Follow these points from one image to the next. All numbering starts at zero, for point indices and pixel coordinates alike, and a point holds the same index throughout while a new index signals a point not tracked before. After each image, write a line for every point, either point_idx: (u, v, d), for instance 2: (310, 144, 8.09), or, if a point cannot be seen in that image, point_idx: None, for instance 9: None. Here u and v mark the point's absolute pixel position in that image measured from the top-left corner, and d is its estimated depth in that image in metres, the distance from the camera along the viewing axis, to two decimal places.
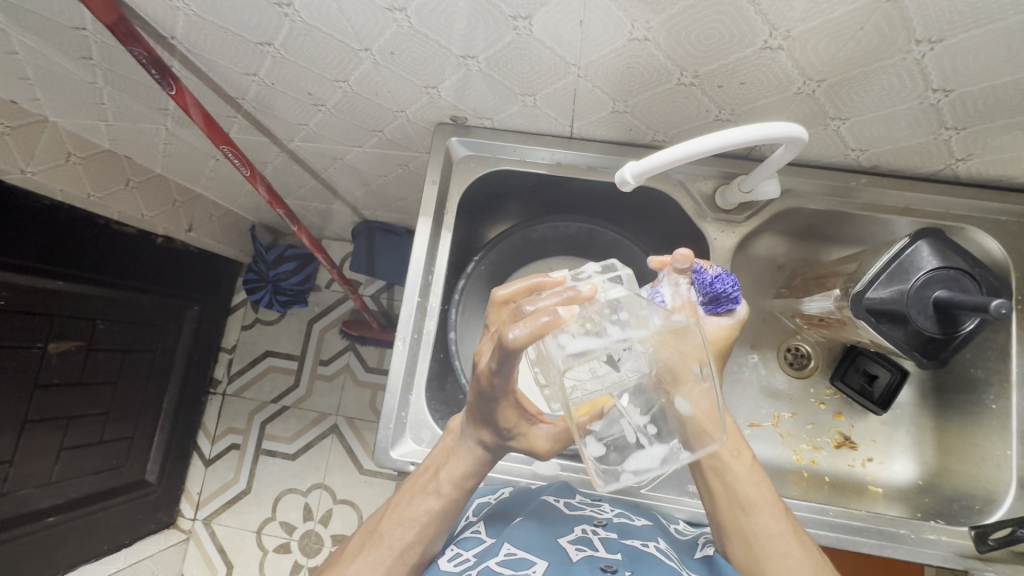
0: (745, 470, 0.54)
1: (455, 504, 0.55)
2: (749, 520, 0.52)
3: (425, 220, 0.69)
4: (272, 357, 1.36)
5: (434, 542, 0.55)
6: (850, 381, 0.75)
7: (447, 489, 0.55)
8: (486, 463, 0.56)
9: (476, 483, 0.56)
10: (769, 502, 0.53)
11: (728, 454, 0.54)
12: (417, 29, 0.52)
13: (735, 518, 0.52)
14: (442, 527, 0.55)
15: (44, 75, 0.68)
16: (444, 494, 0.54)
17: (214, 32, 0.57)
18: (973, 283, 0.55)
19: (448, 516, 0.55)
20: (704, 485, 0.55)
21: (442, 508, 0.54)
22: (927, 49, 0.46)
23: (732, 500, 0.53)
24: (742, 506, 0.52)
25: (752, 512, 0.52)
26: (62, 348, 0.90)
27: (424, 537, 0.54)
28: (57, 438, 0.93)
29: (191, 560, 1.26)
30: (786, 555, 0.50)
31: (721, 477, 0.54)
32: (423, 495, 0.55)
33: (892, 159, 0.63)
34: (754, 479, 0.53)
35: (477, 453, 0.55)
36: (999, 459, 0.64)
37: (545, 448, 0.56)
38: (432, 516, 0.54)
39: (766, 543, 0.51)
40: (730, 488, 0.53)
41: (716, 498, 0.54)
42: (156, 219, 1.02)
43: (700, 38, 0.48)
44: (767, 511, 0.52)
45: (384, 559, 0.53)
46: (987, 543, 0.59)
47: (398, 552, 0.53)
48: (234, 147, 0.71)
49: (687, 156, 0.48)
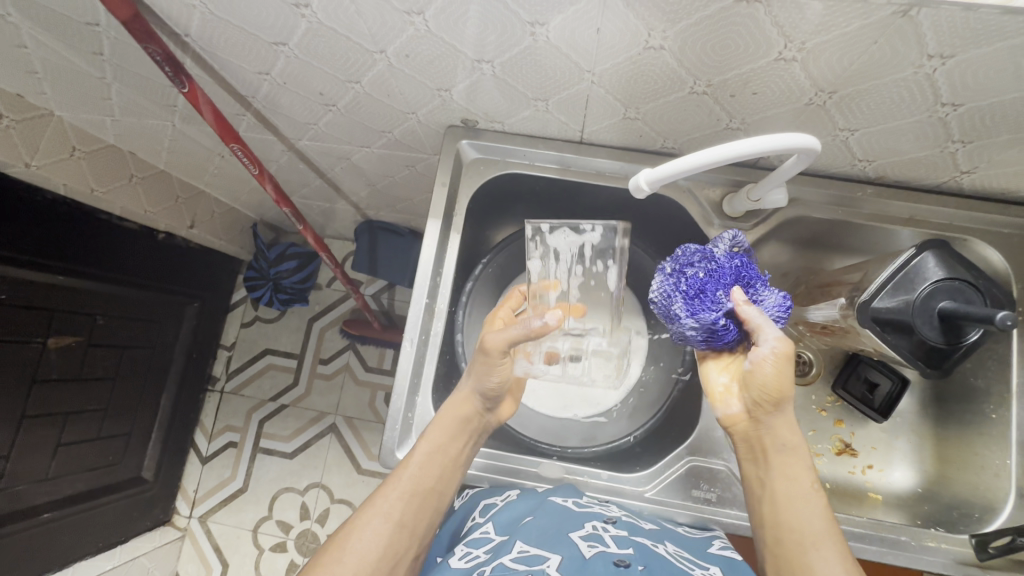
0: (820, 507, 0.51)
1: (435, 463, 0.60)
2: (821, 555, 0.49)
3: (433, 222, 0.70)
4: (271, 355, 1.35)
5: (417, 506, 0.59)
6: (851, 389, 0.76)
7: (427, 448, 0.60)
8: (464, 418, 0.62)
9: (455, 444, 0.62)
10: (839, 542, 0.50)
11: (808, 486, 0.52)
12: (432, 32, 0.52)
13: (802, 552, 0.50)
14: (424, 489, 0.59)
15: (52, 69, 0.68)
16: (424, 452, 0.60)
17: (227, 31, 0.57)
18: (977, 296, 0.56)
19: (428, 476, 0.60)
20: (776, 513, 0.52)
21: (422, 465, 0.60)
22: (938, 64, 0.46)
23: (806, 533, 0.50)
24: (813, 541, 0.50)
25: (820, 548, 0.49)
26: (61, 343, 0.90)
27: (408, 496, 0.58)
28: (54, 434, 0.92)
29: (187, 557, 1.26)
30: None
31: (801, 508, 0.51)
32: (407, 457, 0.60)
33: (898, 170, 0.63)
34: (826, 517, 0.51)
35: (455, 407, 0.62)
36: (998, 468, 0.65)
37: (496, 344, 0.59)
38: (416, 476, 0.59)
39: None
40: (805, 520, 0.51)
41: (785, 526, 0.51)
42: (157, 215, 1.01)
43: (715, 48, 0.48)
44: (836, 550, 0.49)
45: (370, 521, 0.56)
46: (987, 551, 0.60)
47: (384, 512, 0.57)
48: (243, 145, 0.71)
49: (700, 165, 0.49)
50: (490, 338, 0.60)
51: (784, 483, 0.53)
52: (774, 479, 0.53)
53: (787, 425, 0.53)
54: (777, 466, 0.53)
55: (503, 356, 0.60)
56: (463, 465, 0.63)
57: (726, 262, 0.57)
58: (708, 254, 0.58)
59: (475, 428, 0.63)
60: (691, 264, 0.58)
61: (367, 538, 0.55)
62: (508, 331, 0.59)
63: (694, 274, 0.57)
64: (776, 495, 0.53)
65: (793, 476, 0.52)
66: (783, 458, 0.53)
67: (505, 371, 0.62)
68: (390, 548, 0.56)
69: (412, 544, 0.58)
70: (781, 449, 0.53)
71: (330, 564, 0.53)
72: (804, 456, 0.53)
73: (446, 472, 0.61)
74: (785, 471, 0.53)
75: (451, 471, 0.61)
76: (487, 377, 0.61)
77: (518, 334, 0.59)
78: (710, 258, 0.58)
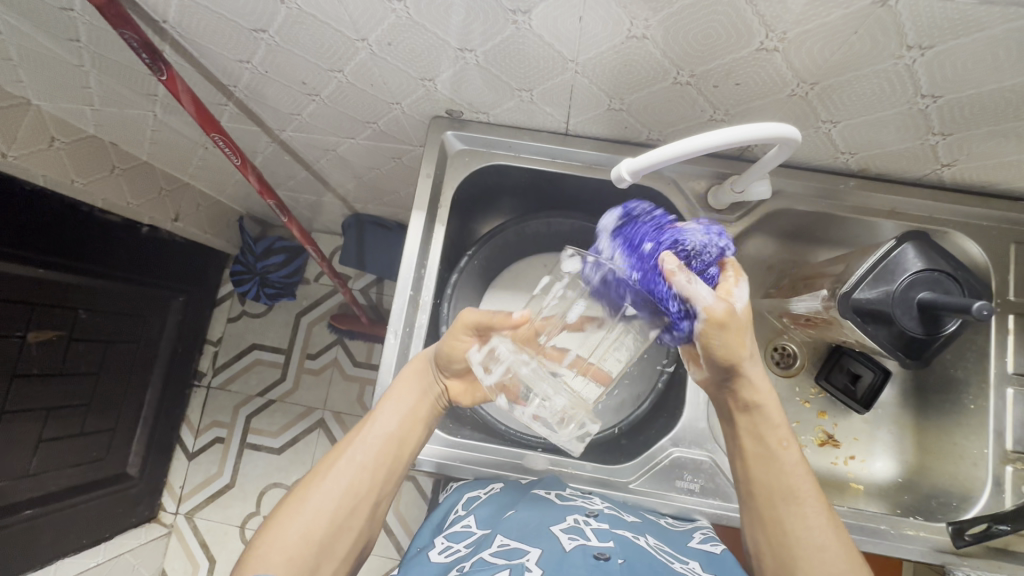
0: (793, 462, 0.54)
1: (397, 414, 0.60)
2: (789, 510, 0.52)
3: (418, 214, 0.69)
4: (258, 349, 1.34)
5: (380, 452, 0.59)
6: (834, 380, 0.76)
7: (388, 400, 0.61)
8: (421, 372, 0.62)
9: (414, 397, 0.61)
10: (812, 496, 0.53)
11: (776, 444, 0.55)
12: (415, 20, 0.51)
13: (774, 507, 0.53)
14: (387, 438, 0.59)
15: (28, 56, 0.67)
16: (385, 405, 0.61)
17: (207, 17, 0.56)
18: (955, 285, 0.57)
19: (387, 424, 0.60)
20: (747, 472, 0.56)
21: (384, 416, 0.60)
22: (917, 55, 0.47)
23: (775, 489, 0.54)
24: (785, 496, 0.53)
25: (793, 503, 0.53)
26: (42, 337, 0.89)
27: (371, 444, 0.59)
28: (36, 430, 0.91)
29: (173, 554, 1.25)
30: (823, 548, 0.51)
31: (770, 466, 0.54)
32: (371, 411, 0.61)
33: (881, 162, 0.64)
34: (799, 473, 0.54)
35: (414, 363, 0.63)
36: (975, 458, 0.66)
37: (463, 322, 0.58)
38: (378, 426, 0.59)
39: (805, 535, 0.51)
40: (777, 478, 0.54)
41: (757, 484, 0.55)
42: (141, 208, 1.00)
43: (697, 38, 0.48)
44: (809, 503, 0.52)
45: (334, 466, 0.57)
46: (963, 538, 0.61)
47: (348, 459, 0.58)
48: (225, 135, 0.70)
49: (680, 154, 0.48)
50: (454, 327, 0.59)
51: (754, 442, 0.55)
52: (745, 441, 0.56)
53: (753, 386, 0.54)
54: (745, 427, 0.56)
55: (467, 333, 0.59)
56: (426, 418, 0.62)
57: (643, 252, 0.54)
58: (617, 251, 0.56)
59: (437, 383, 0.63)
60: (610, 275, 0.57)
61: (331, 481, 0.56)
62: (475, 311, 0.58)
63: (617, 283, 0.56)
64: (747, 455, 0.56)
65: (764, 437, 0.55)
66: (750, 419, 0.55)
67: (460, 354, 0.60)
68: (353, 489, 0.57)
69: (376, 489, 0.58)
70: (748, 410, 0.55)
71: (293, 506, 0.55)
72: (775, 416, 0.55)
73: (409, 422, 0.61)
74: (753, 432, 0.55)
75: (413, 421, 0.61)
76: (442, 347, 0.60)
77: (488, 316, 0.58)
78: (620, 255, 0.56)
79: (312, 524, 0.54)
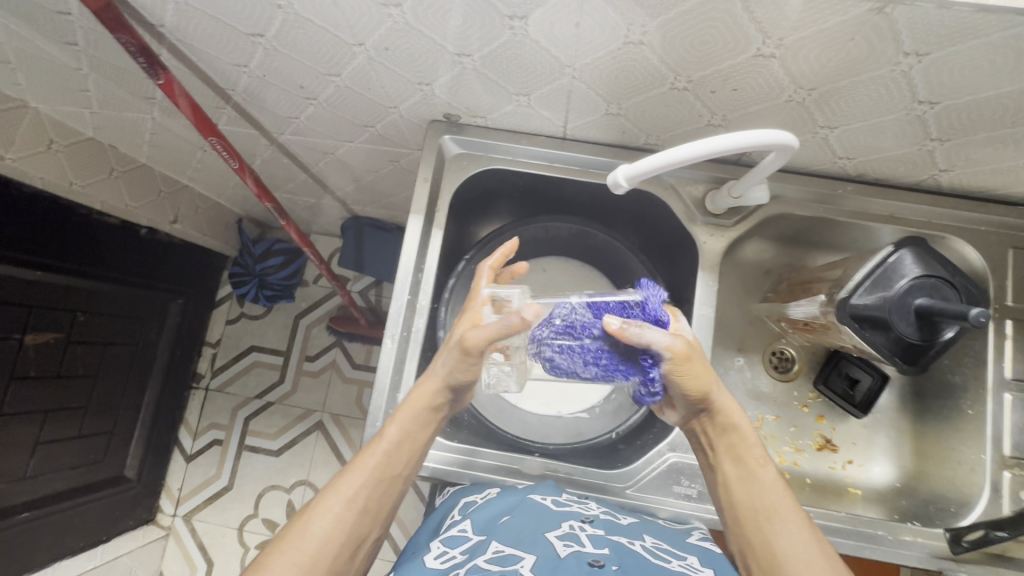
0: (771, 480, 0.55)
1: (404, 449, 0.56)
2: (774, 527, 0.52)
3: (416, 217, 0.69)
4: (256, 352, 1.34)
5: (382, 491, 0.55)
6: (832, 385, 0.76)
7: (394, 432, 0.56)
8: (435, 404, 0.57)
9: (424, 431, 0.57)
10: (791, 511, 0.53)
11: (754, 462, 0.55)
12: (412, 25, 0.51)
13: (759, 527, 0.53)
14: (391, 474, 0.55)
15: (25, 59, 0.67)
16: (391, 438, 0.56)
17: (205, 22, 0.56)
18: (953, 292, 0.57)
19: (391, 462, 0.55)
20: (730, 495, 0.56)
21: (390, 452, 0.56)
22: (914, 62, 0.47)
23: (756, 508, 0.54)
24: (767, 514, 0.53)
25: (776, 521, 0.52)
26: (39, 340, 0.88)
27: (374, 482, 0.54)
28: (33, 432, 0.91)
29: (171, 556, 1.25)
30: (810, 564, 0.50)
31: (748, 485, 0.55)
32: (374, 441, 0.56)
33: (878, 168, 0.64)
34: (776, 489, 0.54)
35: (427, 389, 0.57)
36: (973, 463, 0.66)
37: (475, 344, 0.52)
38: (383, 462, 0.55)
39: (792, 553, 0.50)
40: (758, 496, 0.54)
41: (740, 507, 0.54)
42: (139, 210, 1.00)
43: (695, 44, 0.48)
44: (792, 519, 0.52)
45: (333, 505, 0.52)
46: (960, 545, 0.61)
47: (348, 498, 0.53)
48: (223, 139, 0.70)
49: (678, 160, 0.48)
50: (470, 336, 0.52)
51: (732, 464, 0.56)
52: (724, 464, 0.57)
53: (727, 410, 0.56)
54: (723, 452, 0.57)
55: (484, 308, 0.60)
56: (428, 447, 0.59)
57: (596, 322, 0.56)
58: (566, 324, 0.57)
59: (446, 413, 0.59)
60: (565, 349, 0.56)
61: (330, 522, 0.51)
62: (489, 329, 0.51)
63: (575, 356, 0.56)
64: (727, 479, 0.56)
65: (741, 455, 0.56)
66: (726, 441, 0.57)
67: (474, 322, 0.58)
68: (354, 532, 0.52)
69: (376, 527, 0.54)
70: (722, 433, 0.57)
71: (288, 551, 0.49)
72: (750, 436, 0.56)
73: (414, 458, 0.57)
74: (731, 453, 0.56)
75: (417, 455, 0.57)
76: (459, 374, 0.55)
77: (497, 333, 0.51)
78: (570, 325, 0.56)
79: (311, 573, 0.49)
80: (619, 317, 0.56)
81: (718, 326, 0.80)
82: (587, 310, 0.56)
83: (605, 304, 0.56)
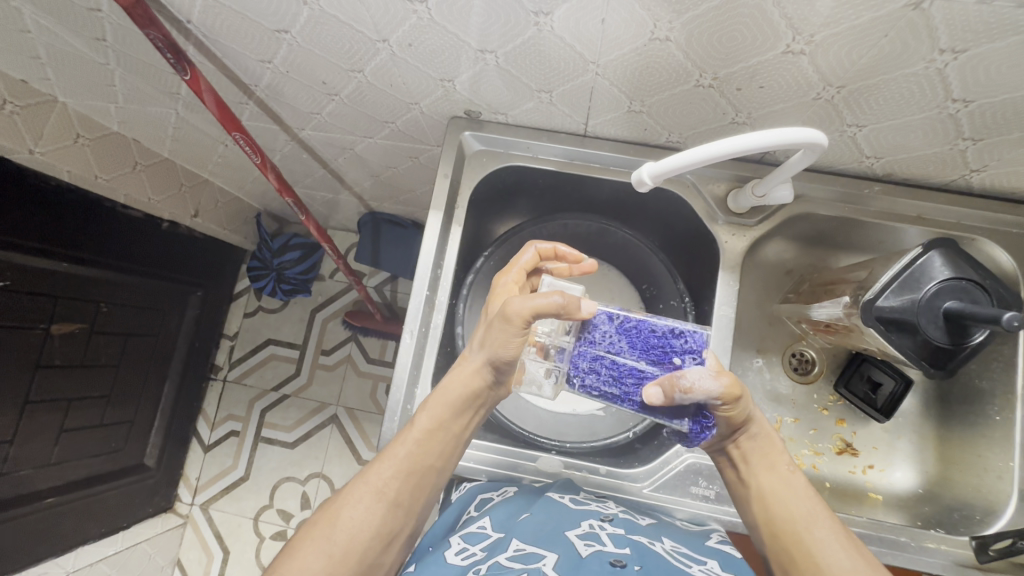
0: (802, 486, 0.55)
1: (436, 440, 0.56)
2: (815, 536, 0.51)
3: (436, 213, 0.69)
4: (273, 345, 1.36)
5: (415, 483, 0.55)
6: (853, 388, 0.75)
7: (425, 422, 0.56)
8: (471, 394, 0.57)
9: (458, 421, 0.57)
10: (827, 517, 0.53)
11: (785, 469, 0.56)
12: (436, 21, 0.51)
13: (800, 537, 0.52)
14: (423, 466, 0.55)
15: (55, 56, 0.68)
16: (423, 428, 0.56)
17: (230, 17, 0.56)
18: (984, 296, 0.56)
19: (421, 454, 0.55)
20: (767, 509, 0.55)
21: (421, 442, 0.56)
22: (950, 59, 0.45)
23: (796, 517, 0.53)
24: (805, 522, 0.52)
25: (815, 529, 0.52)
26: (65, 331, 0.90)
27: (404, 475, 0.54)
28: (59, 419, 0.93)
29: (188, 544, 1.27)
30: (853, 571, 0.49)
31: (784, 494, 0.54)
32: (405, 431, 0.56)
33: (905, 168, 0.63)
34: (810, 495, 0.54)
35: (461, 378, 0.57)
36: (1000, 471, 0.64)
37: (522, 312, 0.51)
38: (413, 454, 0.55)
39: (836, 562, 0.49)
40: (794, 505, 0.54)
41: (779, 520, 0.54)
42: (162, 203, 1.02)
43: (721, 40, 0.48)
44: (830, 526, 0.52)
45: (363, 496, 0.52)
46: (986, 553, 0.60)
47: (378, 489, 0.53)
48: (245, 134, 0.70)
49: (703, 159, 0.48)
50: (515, 303, 0.51)
51: (767, 473, 0.56)
52: (758, 477, 0.56)
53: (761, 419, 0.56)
54: (757, 462, 0.56)
55: (520, 272, 0.63)
56: (461, 440, 0.58)
57: (636, 345, 0.56)
58: (592, 343, 0.58)
59: (478, 405, 0.58)
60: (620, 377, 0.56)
61: (361, 512, 0.51)
62: (540, 299, 0.50)
63: (614, 386, 0.56)
64: (764, 491, 0.55)
65: (774, 465, 0.56)
66: (757, 449, 0.56)
67: (506, 293, 0.60)
68: (385, 525, 0.52)
69: (408, 523, 0.54)
70: (757, 443, 0.56)
71: (318, 538, 0.50)
72: (778, 442, 0.57)
73: (447, 451, 0.57)
74: (764, 463, 0.56)
75: (449, 448, 0.57)
76: (501, 350, 0.53)
77: (550, 306, 0.50)
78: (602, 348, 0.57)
79: (341, 563, 0.49)
80: (652, 347, 0.56)
81: (737, 326, 0.79)
82: (621, 338, 0.57)
83: (641, 329, 0.57)
